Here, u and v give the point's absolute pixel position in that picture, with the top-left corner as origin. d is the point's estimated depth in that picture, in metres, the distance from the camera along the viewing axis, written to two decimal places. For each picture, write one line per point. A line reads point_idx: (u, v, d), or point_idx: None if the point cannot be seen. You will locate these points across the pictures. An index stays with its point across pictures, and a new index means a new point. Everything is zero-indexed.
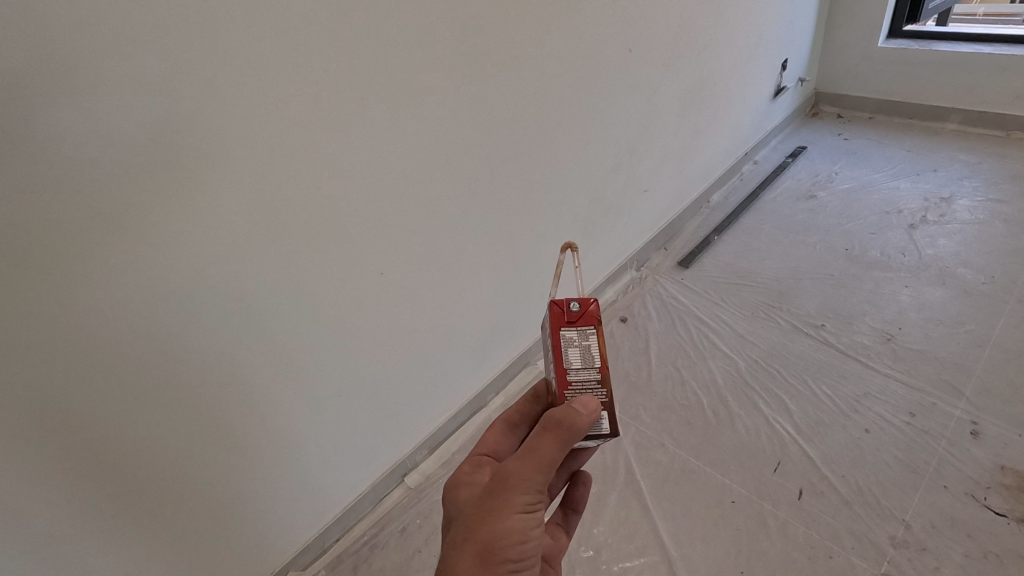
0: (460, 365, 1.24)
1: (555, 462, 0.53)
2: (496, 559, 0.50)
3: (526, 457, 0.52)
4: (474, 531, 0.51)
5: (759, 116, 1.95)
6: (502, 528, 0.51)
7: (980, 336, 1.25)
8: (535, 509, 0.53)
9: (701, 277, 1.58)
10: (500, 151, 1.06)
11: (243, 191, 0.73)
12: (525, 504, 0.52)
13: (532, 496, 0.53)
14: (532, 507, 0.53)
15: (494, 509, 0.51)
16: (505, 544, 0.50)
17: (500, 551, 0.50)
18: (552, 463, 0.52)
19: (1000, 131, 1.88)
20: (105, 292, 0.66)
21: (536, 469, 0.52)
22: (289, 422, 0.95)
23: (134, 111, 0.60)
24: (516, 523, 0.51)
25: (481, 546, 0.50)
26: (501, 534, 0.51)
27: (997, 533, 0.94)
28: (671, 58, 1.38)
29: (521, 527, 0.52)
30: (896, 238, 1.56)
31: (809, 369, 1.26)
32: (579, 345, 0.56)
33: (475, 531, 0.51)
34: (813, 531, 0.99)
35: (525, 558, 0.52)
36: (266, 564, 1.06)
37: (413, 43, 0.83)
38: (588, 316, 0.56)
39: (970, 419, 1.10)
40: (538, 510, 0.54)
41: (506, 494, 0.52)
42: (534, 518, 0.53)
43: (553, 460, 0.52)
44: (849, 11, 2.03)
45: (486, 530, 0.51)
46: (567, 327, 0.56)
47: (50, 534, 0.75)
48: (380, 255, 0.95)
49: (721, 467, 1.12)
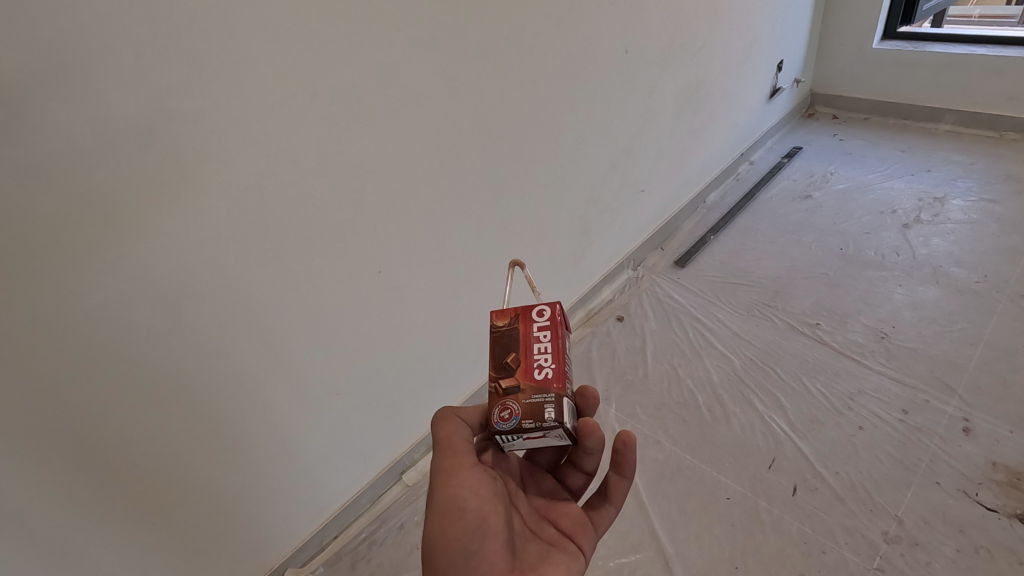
0: (458, 364, 1.25)
1: (456, 439, 0.59)
2: (444, 543, 0.55)
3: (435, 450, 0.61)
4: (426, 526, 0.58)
5: (755, 117, 1.97)
6: (435, 513, 0.57)
7: (973, 335, 1.26)
8: (465, 481, 0.57)
9: (697, 276, 1.59)
10: (497, 150, 1.07)
11: (242, 190, 0.74)
12: (446, 484, 0.57)
13: (447, 474, 0.57)
14: (459, 480, 0.57)
15: (432, 500, 0.58)
16: (443, 526, 0.56)
17: (439, 531, 0.55)
18: (450, 441, 0.59)
19: (994, 132, 1.90)
20: (106, 290, 0.67)
21: (443, 454, 0.59)
22: (287, 420, 0.96)
23: (134, 111, 0.61)
24: (446, 501, 0.56)
25: (428, 536, 0.57)
26: (439, 519, 0.56)
27: (988, 528, 0.95)
28: (667, 59, 1.39)
29: (452, 502, 0.56)
30: (891, 238, 1.57)
31: (803, 368, 1.27)
32: None
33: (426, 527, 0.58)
34: (806, 527, 1.00)
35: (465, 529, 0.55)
36: (265, 560, 1.07)
37: (410, 44, 0.84)
38: None
39: (962, 417, 1.11)
40: (472, 482, 0.57)
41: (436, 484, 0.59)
42: (467, 489, 0.57)
43: (450, 438, 0.59)
44: (845, 12, 2.05)
45: (428, 519, 0.57)
46: None
47: (50, 529, 0.76)
48: (378, 253, 0.95)
49: (716, 464, 1.13)
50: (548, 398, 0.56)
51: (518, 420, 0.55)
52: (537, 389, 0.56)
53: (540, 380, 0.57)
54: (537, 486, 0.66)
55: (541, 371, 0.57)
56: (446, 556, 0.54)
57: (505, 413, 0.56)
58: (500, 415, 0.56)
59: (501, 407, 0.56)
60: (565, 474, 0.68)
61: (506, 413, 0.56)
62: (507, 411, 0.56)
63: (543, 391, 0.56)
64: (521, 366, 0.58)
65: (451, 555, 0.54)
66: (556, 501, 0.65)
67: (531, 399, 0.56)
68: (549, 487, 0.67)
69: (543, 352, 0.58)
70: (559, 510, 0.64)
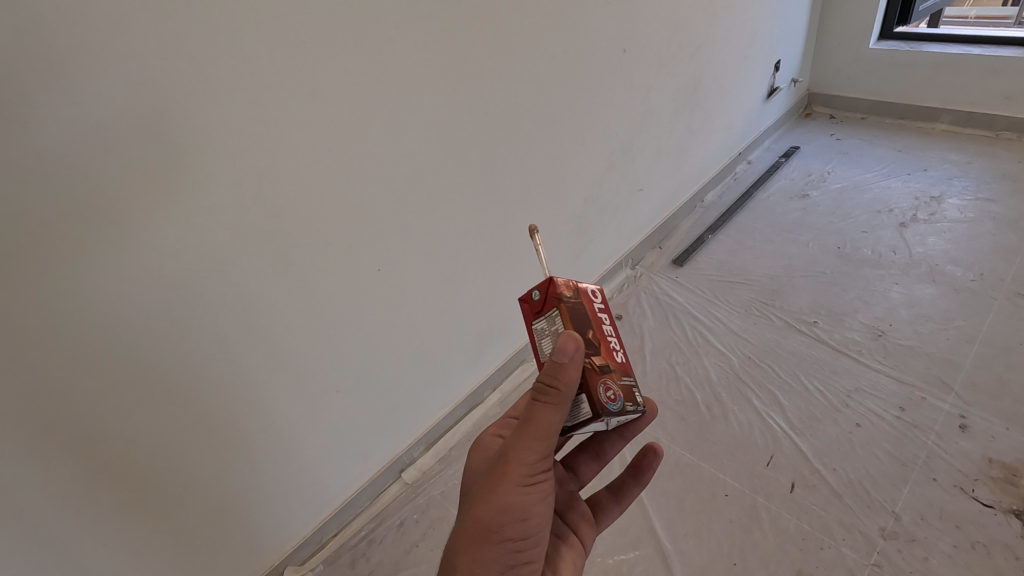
0: (457, 362, 1.25)
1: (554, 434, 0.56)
2: (494, 534, 0.55)
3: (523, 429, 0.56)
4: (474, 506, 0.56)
5: (752, 117, 1.97)
6: (498, 502, 0.55)
7: (969, 332, 1.27)
8: (535, 482, 0.57)
9: (695, 275, 1.60)
10: (495, 149, 1.07)
11: (242, 189, 0.74)
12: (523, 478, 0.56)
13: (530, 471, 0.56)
14: (532, 479, 0.57)
15: (494, 482, 0.56)
16: (502, 520, 0.55)
17: (495, 524, 0.55)
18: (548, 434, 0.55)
19: (990, 132, 1.91)
20: (105, 288, 0.67)
21: (533, 439, 0.56)
22: (285, 418, 0.96)
23: (133, 109, 0.62)
24: (514, 497, 0.56)
25: (481, 519, 0.55)
26: (499, 509, 0.55)
27: (985, 524, 0.96)
28: (665, 58, 1.40)
29: (520, 500, 0.56)
30: (887, 237, 1.58)
31: (801, 365, 1.28)
32: (546, 331, 0.59)
33: (474, 506, 0.56)
34: (804, 523, 1.01)
35: (522, 533, 0.56)
36: (263, 558, 1.07)
37: (410, 43, 0.84)
38: (548, 299, 0.59)
39: (959, 414, 1.12)
40: (540, 484, 0.57)
41: (509, 468, 0.56)
42: (535, 491, 0.57)
43: (550, 430, 0.55)
44: (842, 12, 2.05)
45: (484, 501, 0.56)
46: (536, 318, 0.60)
47: (49, 527, 0.76)
48: (377, 251, 0.96)
49: (715, 461, 1.13)
50: (632, 380, 0.60)
51: (622, 401, 0.57)
52: (622, 371, 0.59)
53: (621, 362, 0.59)
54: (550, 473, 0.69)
55: (618, 353, 0.60)
56: (494, 549, 0.55)
57: (610, 393, 0.56)
58: (607, 395, 0.56)
59: (606, 387, 0.56)
60: (577, 463, 0.73)
61: (612, 392, 0.56)
62: (612, 391, 0.57)
63: (626, 372, 0.59)
64: (603, 345, 0.58)
65: (500, 550, 0.55)
66: (571, 497, 0.70)
67: (622, 379, 0.58)
68: (560, 474, 0.70)
69: (612, 334, 0.60)
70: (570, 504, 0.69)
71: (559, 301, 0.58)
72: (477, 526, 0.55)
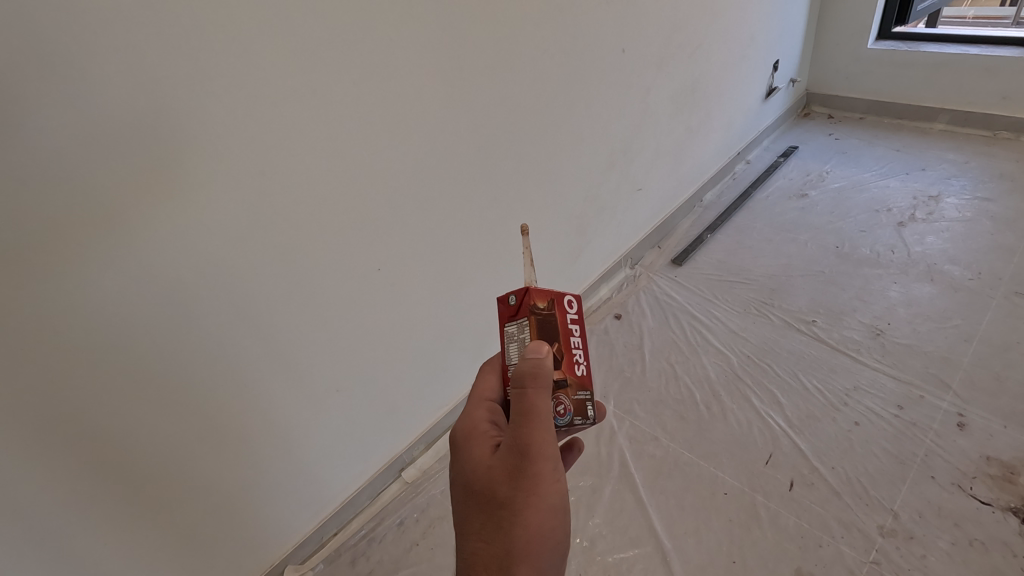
0: (457, 362, 1.25)
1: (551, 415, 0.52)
2: (548, 540, 0.50)
3: (527, 423, 0.51)
4: (520, 521, 0.49)
5: (751, 117, 1.98)
6: (541, 507, 0.50)
7: (967, 331, 1.27)
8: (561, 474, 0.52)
9: (694, 275, 1.60)
10: (495, 149, 1.08)
11: (243, 189, 0.75)
12: (554, 473, 0.51)
13: (557, 464, 0.51)
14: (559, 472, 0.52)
15: (531, 488, 0.50)
16: (553, 523, 0.50)
17: (544, 529, 0.50)
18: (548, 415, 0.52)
19: (988, 131, 1.91)
20: (106, 288, 0.68)
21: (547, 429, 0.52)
22: (286, 417, 0.96)
23: (135, 109, 0.62)
24: (556, 496, 0.50)
25: (532, 530, 0.49)
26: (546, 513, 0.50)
27: (983, 522, 0.96)
28: (664, 58, 1.40)
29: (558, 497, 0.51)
30: (885, 236, 1.58)
31: (800, 364, 1.28)
32: (515, 337, 0.59)
33: (520, 520, 0.49)
34: (804, 521, 1.01)
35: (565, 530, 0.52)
36: (264, 557, 1.07)
37: (410, 44, 0.85)
38: (522, 307, 0.59)
39: (957, 412, 1.12)
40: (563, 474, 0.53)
41: (539, 469, 0.50)
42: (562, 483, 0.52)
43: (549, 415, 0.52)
44: (840, 12, 2.06)
45: (529, 512, 0.49)
46: (508, 321, 0.61)
47: (51, 526, 0.76)
48: (378, 251, 0.96)
49: (714, 459, 1.13)
50: (589, 396, 0.60)
51: (570, 416, 0.59)
52: (581, 387, 0.59)
53: (581, 378, 0.60)
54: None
55: (580, 367, 0.60)
56: (551, 555, 0.50)
57: (562, 408, 0.58)
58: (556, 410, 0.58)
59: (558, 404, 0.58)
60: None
61: (562, 408, 0.58)
62: (562, 406, 0.58)
63: (585, 388, 0.60)
64: (564, 359, 0.59)
65: (557, 556, 0.51)
66: None
67: (577, 395, 0.59)
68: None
69: (580, 347, 0.60)
70: None
71: (533, 312, 0.59)
72: (530, 537, 0.49)
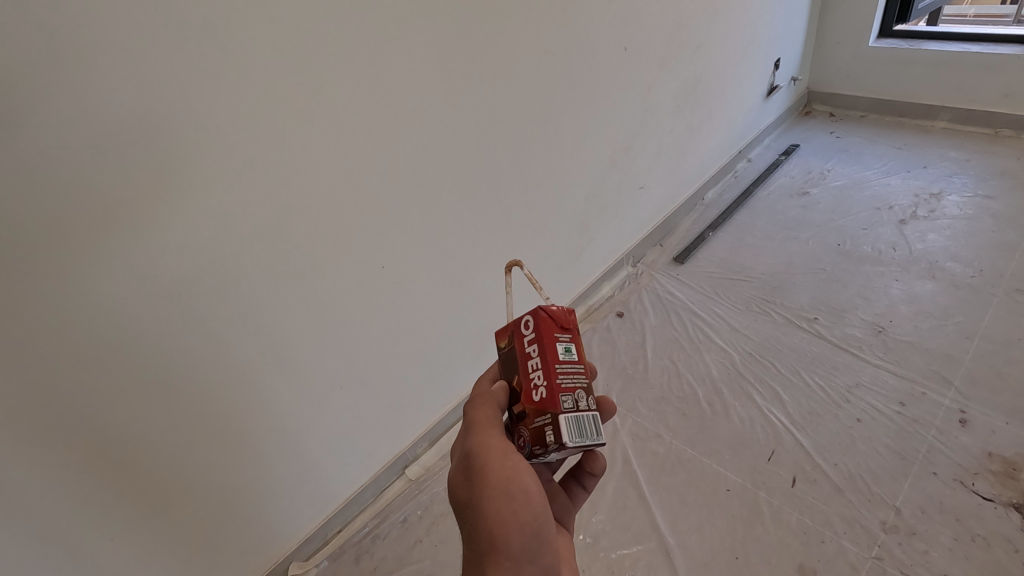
0: (460, 358, 1.25)
1: (493, 421, 0.57)
2: (512, 526, 0.52)
3: (470, 428, 0.57)
4: (480, 513, 0.53)
5: (752, 115, 1.98)
6: (496, 496, 0.53)
7: (969, 328, 1.27)
8: (513, 461, 0.54)
9: (696, 272, 1.60)
10: (498, 147, 1.08)
11: (248, 186, 0.75)
12: (503, 464, 0.54)
13: (502, 451, 0.55)
14: (508, 460, 0.54)
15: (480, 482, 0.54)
16: (512, 506, 0.53)
17: (501, 516, 0.53)
18: (489, 422, 0.57)
19: (989, 129, 1.91)
20: (114, 286, 0.68)
21: (487, 429, 0.56)
22: (289, 414, 0.96)
23: (142, 109, 0.63)
24: (506, 482, 0.53)
25: (489, 518, 0.53)
26: (501, 500, 0.53)
27: (985, 517, 0.96)
28: (666, 57, 1.41)
29: (512, 481, 0.53)
30: (887, 234, 1.58)
31: (802, 361, 1.29)
32: None
33: (481, 514, 0.53)
34: (806, 517, 1.02)
35: (534, 515, 0.53)
36: (270, 554, 1.08)
37: (415, 43, 0.85)
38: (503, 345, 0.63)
39: (959, 409, 1.13)
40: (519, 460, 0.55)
41: (484, 462, 0.55)
42: (518, 469, 0.54)
43: (492, 419, 0.57)
44: (841, 11, 2.06)
45: (485, 505, 0.53)
46: None
47: (56, 523, 0.76)
48: (381, 249, 0.97)
49: (717, 456, 1.14)
50: (546, 420, 0.54)
51: (529, 447, 0.55)
52: (537, 412, 0.54)
53: (537, 402, 0.55)
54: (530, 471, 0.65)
55: (536, 391, 0.55)
56: (518, 539, 0.52)
57: (522, 440, 0.56)
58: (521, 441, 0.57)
59: (517, 437, 0.57)
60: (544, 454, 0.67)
61: (522, 440, 0.56)
62: (523, 439, 0.56)
63: (541, 413, 0.54)
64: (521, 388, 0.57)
65: (523, 537, 0.53)
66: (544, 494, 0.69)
67: (534, 422, 0.55)
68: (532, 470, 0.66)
69: (536, 370, 0.56)
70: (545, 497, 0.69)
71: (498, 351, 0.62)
72: (491, 527, 0.53)
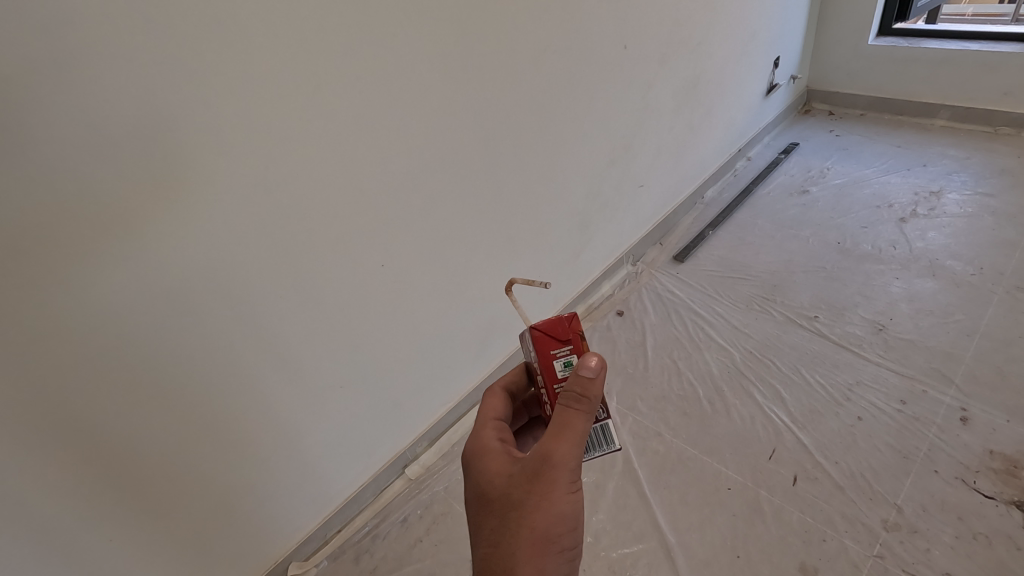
0: (459, 357, 1.25)
1: (581, 430, 0.54)
2: (552, 546, 0.52)
3: (560, 434, 0.53)
4: (529, 522, 0.52)
5: (752, 114, 1.98)
6: (551, 513, 0.52)
7: (970, 326, 1.27)
8: (578, 489, 0.54)
9: (696, 271, 1.60)
10: (498, 146, 1.08)
11: (249, 185, 0.75)
12: (570, 486, 0.53)
13: (576, 474, 0.54)
14: (576, 486, 0.54)
15: (544, 494, 0.52)
16: (559, 529, 0.52)
17: (550, 535, 0.52)
18: (579, 431, 0.54)
19: (988, 127, 1.91)
20: (112, 286, 0.68)
21: (573, 444, 0.53)
22: (289, 413, 0.96)
23: (141, 108, 0.62)
24: (567, 506, 0.53)
25: (537, 532, 0.52)
26: (553, 519, 0.52)
27: (986, 515, 0.96)
28: (665, 54, 1.40)
29: (571, 507, 0.53)
30: (887, 232, 1.58)
31: (802, 360, 1.28)
32: None
33: (528, 522, 0.52)
34: (808, 515, 1.01)
35: (576, 544, 0.54)
36: (269, 554, 1.07)
37: (415, 41, 0.85)
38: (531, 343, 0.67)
39: (960, 407, 1.12)
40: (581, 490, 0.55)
41: (556, 476, 0.53)
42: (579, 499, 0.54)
43: (585, 435, 0.54)
44: (840, 10, 2.06)
45: (537, 516, 0.52)
46: None
47: (54, 524, 0.76)
48: (382, 248, 0.96)
49: (717, 455, 1.13)
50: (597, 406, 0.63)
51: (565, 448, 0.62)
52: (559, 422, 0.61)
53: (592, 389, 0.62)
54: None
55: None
56: (555, 560, 0.52)
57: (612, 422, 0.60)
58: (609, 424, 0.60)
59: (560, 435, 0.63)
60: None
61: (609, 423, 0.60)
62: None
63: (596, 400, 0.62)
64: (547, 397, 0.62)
65: (561, 560, 0.53)
66: None
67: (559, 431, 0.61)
68: None
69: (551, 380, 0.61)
70: None
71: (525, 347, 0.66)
72: (534, 540, 0.52)
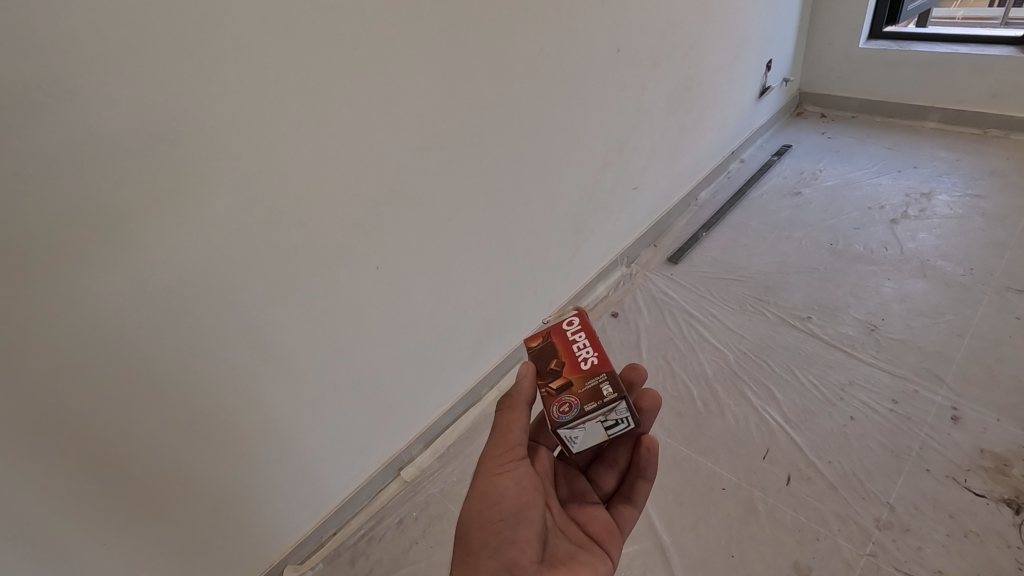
0: (454, 359, 1.25)
1: (514, 430, 0.64)
2: (479, 522, 0.59)
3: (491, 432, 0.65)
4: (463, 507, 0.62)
5: (745, 116, 1.99)
6: (475, 495, 0.61)
7: (960, 326, 1.28)
8: (508, 472, 0.62)
9: (690, 272, 1.61)
10: (492, 149, 1.08)
11: (244, 188, 0.75)
12: (493, 469, 0.62)
13: (499, 458, 0.62)
14: (503, 469, 0.62)
15: (475, 482, 0.63)
16: (483, 505, 0.60)
17: (477, 511, 0.60)
18: (509, 430, 0.64)
19: (978, 130, 1.93)
20: (108, 290, 0.68)
21: (498, 435, 0.64)
22: (282, 416, 0.95)
23: (138, 113, 0.63)
24: (489, 486, 0.61)
25: (466, 513, 0.61)
26: (478, 499, 0.61)
27: (977, 514, 0.97)
28: (659, 57, 1.41)
29: (496, 488, 0.60)
30: (879, 233, 1.59)
31: (797, 361, 1.29)
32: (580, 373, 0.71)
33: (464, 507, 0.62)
34: (801, 515, 1.02)
35: (506, 520, 0.59)
36: (264, 558, 1.07)
37: (407, 44, 0.85)
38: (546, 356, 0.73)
39: (951, 406, 1.14)
40: (516, 472, 0.62)
41: (485, 464, 0.63)
42: (509, 479, 0.61)
43: (512, 426, 0.64)
44: (832, 14, 2.08)
45: (470, 498, 0.62)
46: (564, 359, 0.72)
47: (47, 529, 0.75)
48: (376, 250, 0.96)
49: (711, 455, 1.14)
50: (601, 378, 0.64)
51: (579, 407, 0.62)
52: (589, 376, 0.64)
53: (589, 368, 0.65)
54: (571, 485, 0.73)
55: (586, 359, 0.66)
56: (481, 536, 0.58)
57: (565, 406, 0.62)
58: (559, 409, 0.62)
59: (560, 403, 0.63)
60: (596, 473, 0.76)
61: (566, 406, 0.62)
62: (566, 404, 0.63)
63: (596, 374, 0.64)
64: (566, 364, 0.66)
65: (485, 534, 0.58)
66: (587, 507, 0.71)
67: (585, 386, 0.63)
68: (581, 487, 0.74)
69: (583, 346, 0.67)
70: (588, 513, 0.70)
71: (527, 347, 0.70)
72: (466, 523, 0.60)
